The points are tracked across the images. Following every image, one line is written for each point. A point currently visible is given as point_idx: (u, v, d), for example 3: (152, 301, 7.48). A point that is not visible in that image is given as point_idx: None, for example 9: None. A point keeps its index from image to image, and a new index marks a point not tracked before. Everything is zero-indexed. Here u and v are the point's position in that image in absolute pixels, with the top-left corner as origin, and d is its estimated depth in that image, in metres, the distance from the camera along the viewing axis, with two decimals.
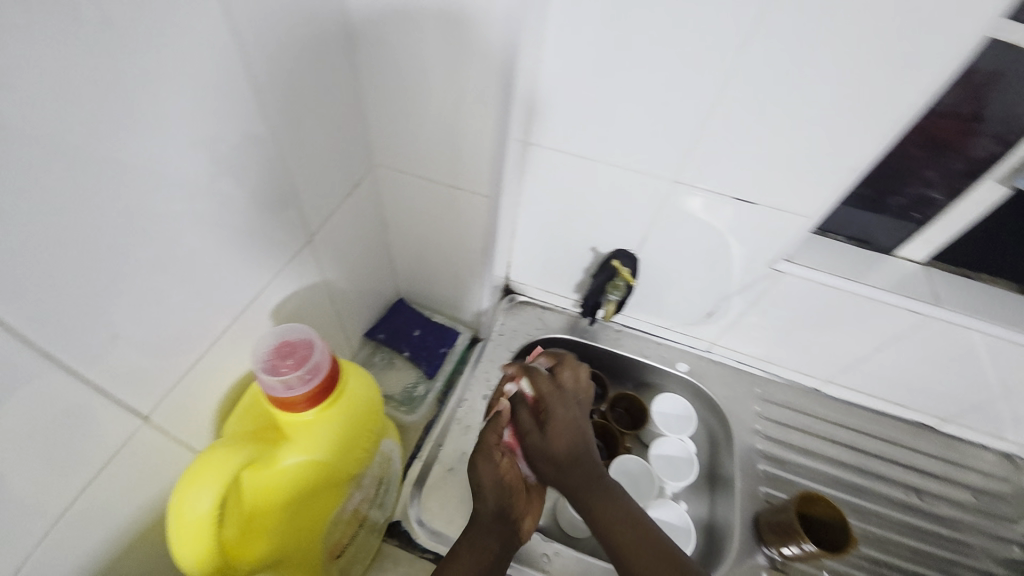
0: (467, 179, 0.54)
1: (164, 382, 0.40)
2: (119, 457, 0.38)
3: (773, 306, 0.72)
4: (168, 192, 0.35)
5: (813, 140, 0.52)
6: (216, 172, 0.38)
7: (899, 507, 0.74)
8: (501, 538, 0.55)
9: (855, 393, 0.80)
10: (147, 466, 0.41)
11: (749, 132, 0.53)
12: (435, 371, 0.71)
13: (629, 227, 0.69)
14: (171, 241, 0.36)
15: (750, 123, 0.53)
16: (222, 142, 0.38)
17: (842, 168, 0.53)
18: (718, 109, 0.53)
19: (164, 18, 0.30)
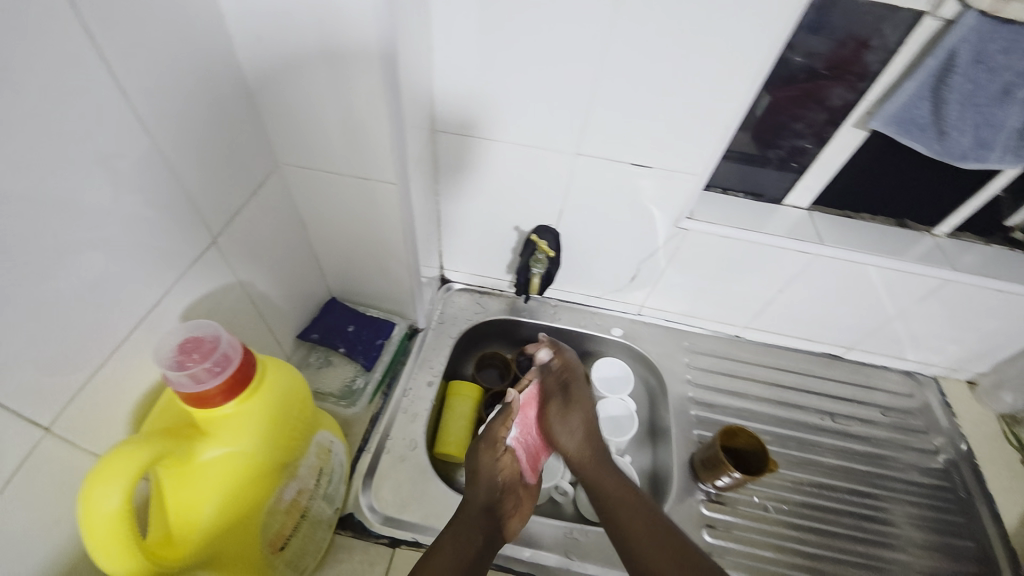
0: (374, 167, 0.55)
1: (66, 392, 0.39)
2: (24, 471, 0.36)
3: (688, 262, 0.78)
4: (59, 202, 0.34)
5: (695, 103, 0.57)
6: (104, 176, 0.38)
7: (817, 430, 0.82)
8: (485, 531, 0.56)
9: (770, 334, 0.88)
10: (59, 480, 0.39)
11: (638, 99, 0.57)
12: (373, 363, 0.72)
13: (545, 203, 0.73)
14: (69, 250, 0.36)
15: (638, 89, 0.56)
16: (105, 144, 0.37)
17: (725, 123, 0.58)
18: (605, 80, 0.56)
19: (22, 17, 0.30)
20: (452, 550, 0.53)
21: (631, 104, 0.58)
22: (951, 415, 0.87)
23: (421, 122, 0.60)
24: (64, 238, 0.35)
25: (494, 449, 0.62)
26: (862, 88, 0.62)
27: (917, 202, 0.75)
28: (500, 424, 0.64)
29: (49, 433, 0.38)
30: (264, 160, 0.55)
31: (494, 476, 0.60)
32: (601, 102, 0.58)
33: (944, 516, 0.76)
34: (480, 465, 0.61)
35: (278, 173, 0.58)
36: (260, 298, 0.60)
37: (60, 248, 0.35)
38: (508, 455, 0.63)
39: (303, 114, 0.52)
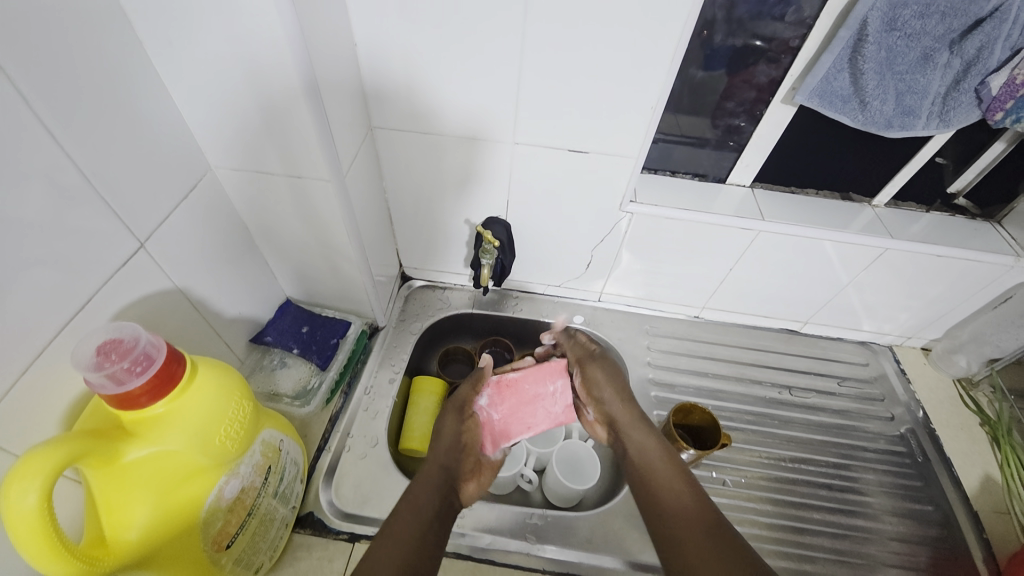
0: (305, 165, 0.55)
1: None
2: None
3: (639, 244, 0.79)
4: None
5: (623, 85, 0.59)
6: (28, 179, 0.38)
7: (774, 404, 0.83)
8: (440, 496, 0.54)
9: (726, 313, 0.90)
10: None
11: (569, 80, 0.59)
12: (328, 362, 0.72)
13: (492, 194, 0.74)
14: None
15: (568, 72, 0.58)
16: (34, 147, 0.38)
17: (656, 99, 0.59)
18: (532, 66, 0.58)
19: None
20: (411, 514, 0.50)
21: (561, 90, 0.60)
22: (907, 382, 0.88)
23: (354, 118, 0.61)
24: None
25: (459, 412, 0.66)
26: (786, 64, 0.64)
27: (855, 174, 0.77)
28: (468, 390, 0.69)
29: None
30: (196, 162, 0.55)
31: (454, 437, 0.63)
32: (528, 88, 0.60)
33: (905, 482, 0.77)
34: (445, 428, 0.64)
35: (211, 176, 0.58)
36: (203, 303, 0.59)
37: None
38: (472, 420, 0.67)
39: (229, 118, 0.52)
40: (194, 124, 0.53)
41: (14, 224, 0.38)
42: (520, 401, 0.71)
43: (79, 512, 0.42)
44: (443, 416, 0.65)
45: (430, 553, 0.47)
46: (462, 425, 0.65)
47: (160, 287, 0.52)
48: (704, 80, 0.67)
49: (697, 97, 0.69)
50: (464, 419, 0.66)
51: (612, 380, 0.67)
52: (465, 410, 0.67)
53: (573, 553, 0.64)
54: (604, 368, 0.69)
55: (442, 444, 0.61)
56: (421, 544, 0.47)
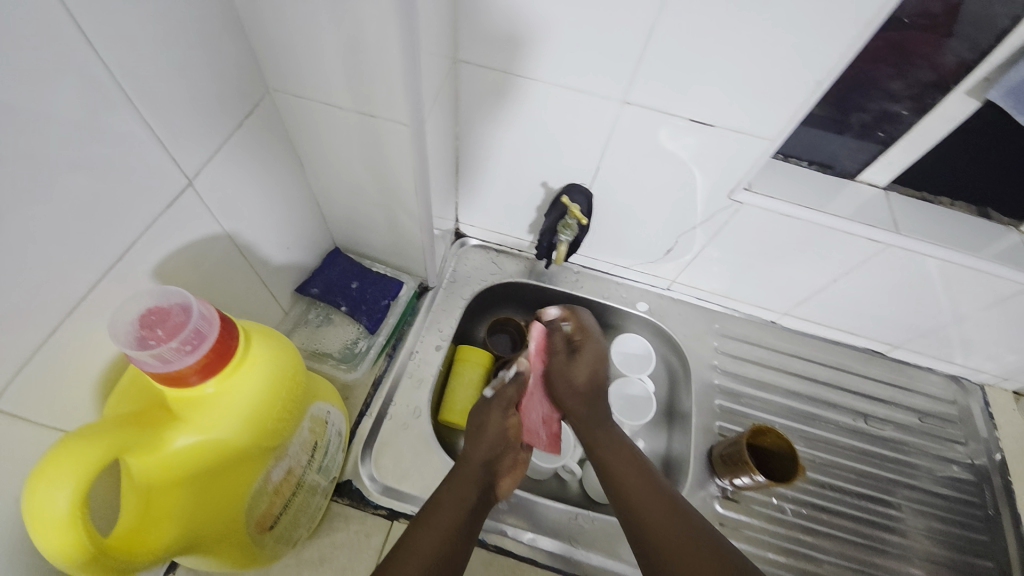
0: (384, 103, 0.45)
1: (7, 364, 0.32)
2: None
3: (736, 238, 0.69)
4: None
5: (783, 49, 0.46)
6: (59, 95, 0.30)
7: (846, 431, 0.76)
8: (478, 489, 0.54)
9: (809, 324, 0.81)
10: (9, 463, 0.33)
11: (718, 35, 0.47)
12: (378, 326, 0.66)
13: (582, 158, 0.64)
14: (7, 187, 0.29)
15: (716, 28, 0.46)
16: (73, 53, 0.30)
17: (815, 77, 0.48)
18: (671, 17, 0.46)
19: None
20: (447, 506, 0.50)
21: (698, 46, 0.48)
22: (992, 426, 0.80)
23: (443, 49, 0.50)
24: (4, 172, 0.28)
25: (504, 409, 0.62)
26: (987, 46, 0.51)
27: (1016, 188, 0.64)
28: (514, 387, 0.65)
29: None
30: (254, 82, 0.46)
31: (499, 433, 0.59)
32: (659, 41, 0.48)
33: (969, 534, 0.72)
34: (489, 424, 0.60)
35: (270, 101, 0.49)
36: (250, 250, 0.53)
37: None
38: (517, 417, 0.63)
39: (296, 29, 0.41)
40: (254, 37, 0.43)
41: (39, 150, 0.30)
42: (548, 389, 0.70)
43: (113, 494, 0.37)
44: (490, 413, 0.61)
45: (460, 550, 0.48)
46: (506, 422, 0.61)
47: (208, 232, 0.45)
48: (872, 50, 0.54)
49: (855, 72, 0.56)
50: (509, 416, 0.62)
51: (583, 366, 0.65)
52: (510, 407, 0.63)
53: (614, 563, 0.61)
54: (591, 357, 0.66)
55: (487, 439, 0.58)
56: (456, 540, 0.48)
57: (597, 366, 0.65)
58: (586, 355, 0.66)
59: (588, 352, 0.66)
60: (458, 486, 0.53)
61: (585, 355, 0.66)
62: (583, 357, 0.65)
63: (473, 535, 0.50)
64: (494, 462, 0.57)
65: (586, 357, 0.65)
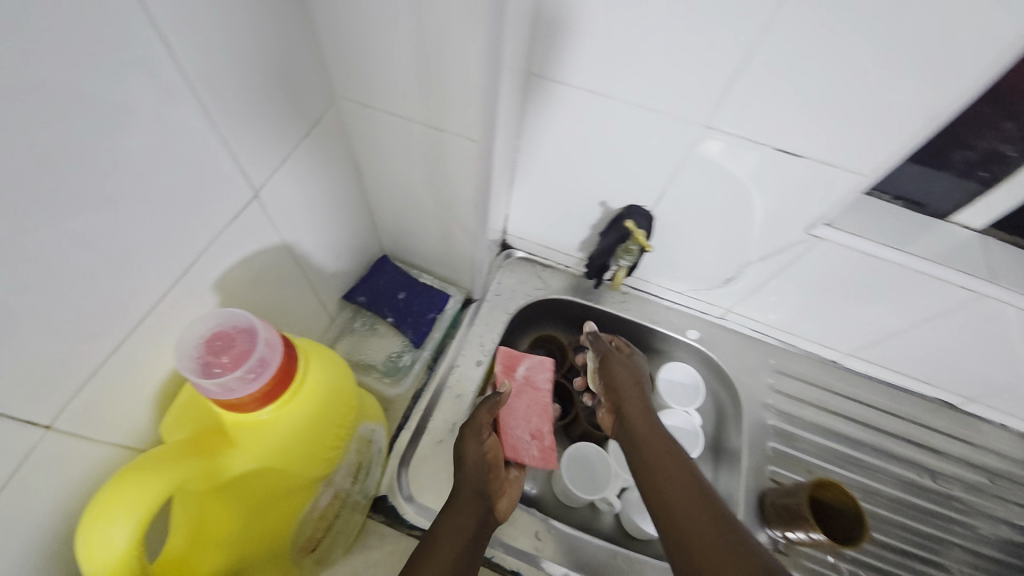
0: (454, 119, 0.43)
1: (77, 377, 0.32)
2: (17, 475, 0.30)
3: (804, 274, 0.64)
4: (79, 135, 0.27)
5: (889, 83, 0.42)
6: (141, 113, 0.30)
7: (910, 489, 0.71)
8: (476, 517, 0.51)
9: (874, 367, 0.75)
10: (69, 474, 0.34)
11: (816, 64, 0.43)
12: (423, 340, 0.64)
13: (648, 180, 0.60)
14: (89, 204, 0.29)
15: (814, 58, 0.43)
16: (157, 71, 0.30)
17: (921, 114, 0.44)
18: (762, 44, 0.43)
19: None
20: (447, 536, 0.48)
21: (790, 75, 0.44)
22: None
23: (516, 62, 0.47)
24: (83, 188, 0.28)
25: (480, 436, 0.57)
26: None
27: None
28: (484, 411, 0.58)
29: (51, 430, 0.32)
30: (322, 93, 0.45)
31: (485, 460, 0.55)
32: (747, 67, 0.45)
33: None
34: (467, 453, 0.55)
35: (335, 109, 0.47)
36: (306, 259, 0.52)
37: (69, 195, 0.28)
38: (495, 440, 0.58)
39: (370, 39, 0.39)
40: (326, 49, 0.42)
41: (117, 164, 0.30)
42: (531, 403, 0.66)
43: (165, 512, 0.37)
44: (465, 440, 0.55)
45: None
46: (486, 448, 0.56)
47: (267, 242, 0.45)
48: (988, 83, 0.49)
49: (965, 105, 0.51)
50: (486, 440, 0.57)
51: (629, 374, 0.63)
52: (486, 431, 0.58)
53: None
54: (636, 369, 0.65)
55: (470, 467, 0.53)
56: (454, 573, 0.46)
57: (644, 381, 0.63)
58: (632, 367, 0.65)
59: (635, 367, 0.65)
60: (458, 513, 0.50)
61: (633, 368, 0.64)
62: (631, 369, 0.64)
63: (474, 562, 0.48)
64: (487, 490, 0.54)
65: (634, 369, 0.64)
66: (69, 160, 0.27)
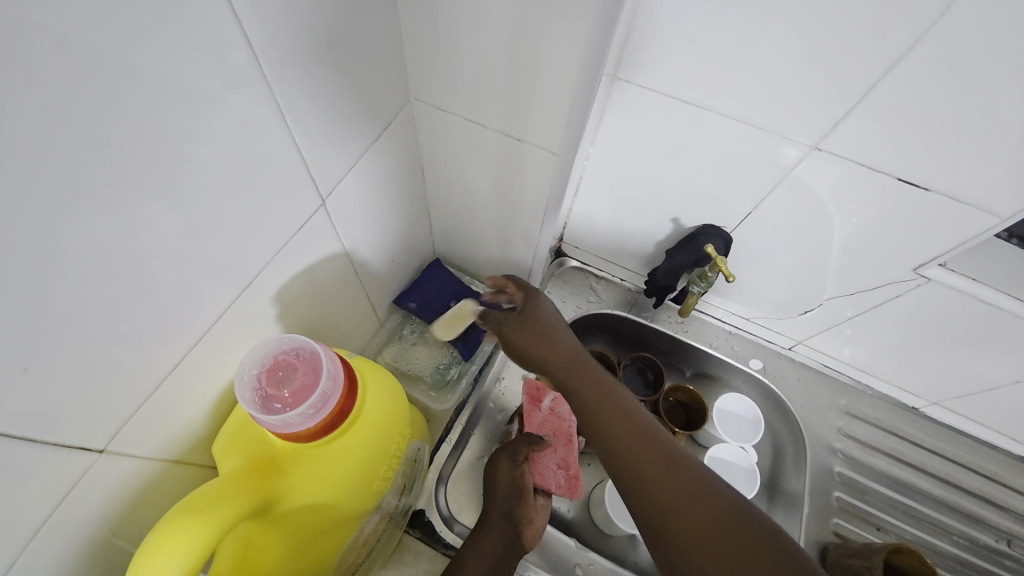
0: (535, 127, 0.40)
1: (147, 385, 0.32)
2: (71, 495, 0.30)
3: (895, 313, 0.58)
4: (157, 145, 0.26)
5: None
6: (222, 114, 0.28)
7: (979, 553, 0.63)
8: (504, 540, 0.48)
9: (962, 419, 0.67)
10: (131, 477, 0.34)
11: (959, 86, 0.37)
12: (472, 354, 0.61)
13: (731, 200, 0.55)
14: (167, 207, 0.28)
15: (959, 80, 0.37)
16: (242, 72, 0.28)
17: None
18: (897, 66, 0.38)
19: None
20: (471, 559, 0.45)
21: (923, 97, 0.39)
22: None
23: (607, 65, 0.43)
24: (157, 199, 0.27)
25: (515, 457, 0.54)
26: None
27: None
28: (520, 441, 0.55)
29: (105, 454, 0.31)
30: (396, 92, 0.42)
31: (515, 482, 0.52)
32: (871, 87, 0.40)
33: None
34: (498, 475, 0.52)
35: (407, 110, 0.45)
36: (361, 261, 0.50)
37: (149, 198, 0.27)
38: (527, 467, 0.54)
39: (455, 42, 0.37)
40: (408, 49, 0.40)
41: (193, 172, 0.28)
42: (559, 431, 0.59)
43: None
44: (495, 464, 0.53)
45: None
46: (518, 471, 0.53)
47: (324, 245, 0.43)
48: None
49: None
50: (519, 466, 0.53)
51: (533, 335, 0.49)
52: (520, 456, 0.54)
53: None
54: (543, 322, 0.50)
55: (501, 490, 0.51)
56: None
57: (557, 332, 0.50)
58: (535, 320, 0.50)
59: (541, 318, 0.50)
60: (484, 535, 0.47)
61: (533, 327, 0.49)
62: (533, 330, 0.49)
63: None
64: (518, 513, 0.51)
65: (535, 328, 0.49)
66: (144, 172, 0.26)
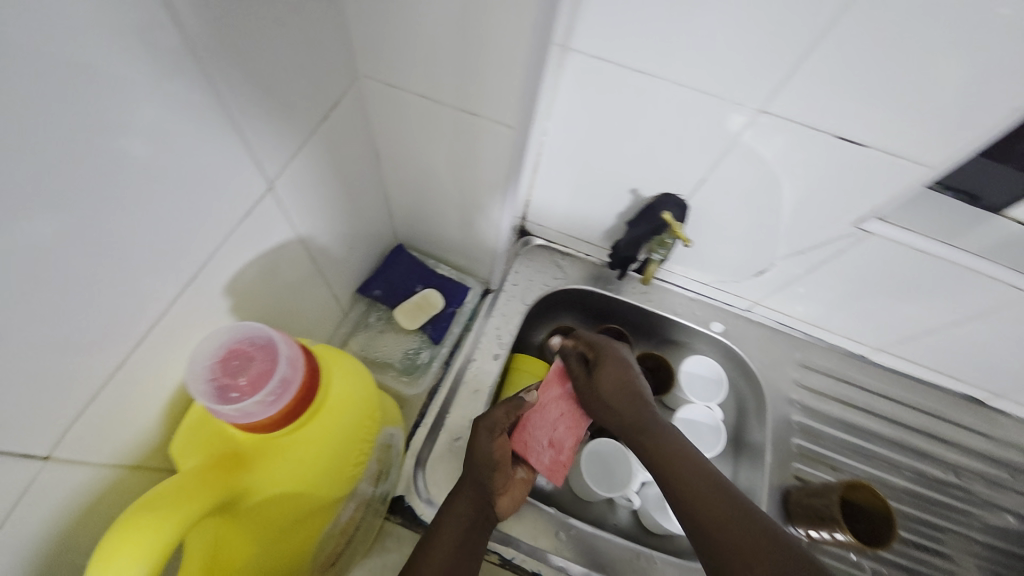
0: (490, 100, 0.39)
1: (91, 387, 0.30)
2: (18, 509, 0.28)
3: (841, 268, 0.61)
4: (80, 131, 0.24)
5: (973, 73, 0.39)
6: (152, 98, 0.26)
7: (930, 484, 0.69)
8: (475, 507, 0.49)
9: (905, 363, 0.73)
10: (83, 486, 0.32)
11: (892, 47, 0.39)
12: (441, 336, 0.63)
13: (686, 168, 0.56)
14: (99, 199, 0.26)
15: (891, 41, 0.39)
16: (171, 52, 0.26)
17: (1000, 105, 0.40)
18: (834, 30, 0.39)
19: None
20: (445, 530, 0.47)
21: (859, 59, 0.41)
22: None
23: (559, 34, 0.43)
24: (85, 190, 0.25)
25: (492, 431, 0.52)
26: None
27: None
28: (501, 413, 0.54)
29: (50, 461, 0.29)
30: (341, 70, 0.40)
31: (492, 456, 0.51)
32: (811, 50, 0.41)
33: None
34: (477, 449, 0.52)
35: (355, 88, 0.43)
36: (317, 249, 0.49)
37: (78, 191, 0.25)
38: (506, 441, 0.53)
39: (401, 14, 0.35)
40: (352, 24, 0.38)
41: (124, 160, 0.26)
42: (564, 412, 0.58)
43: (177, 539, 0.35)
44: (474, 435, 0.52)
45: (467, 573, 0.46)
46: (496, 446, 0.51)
47: (274, 233, 0.41)
48: None
49: None
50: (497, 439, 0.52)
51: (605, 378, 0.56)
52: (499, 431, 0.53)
53: None
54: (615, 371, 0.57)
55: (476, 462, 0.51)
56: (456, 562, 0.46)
57: (623, 380, 0.56)
58: (607, 368, 0.57)
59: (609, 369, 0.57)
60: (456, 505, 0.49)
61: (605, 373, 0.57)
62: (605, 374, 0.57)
63: (478, 551, 0.48)
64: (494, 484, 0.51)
65: (607, 375, 0.56)
66: (63, 163, 0.24)
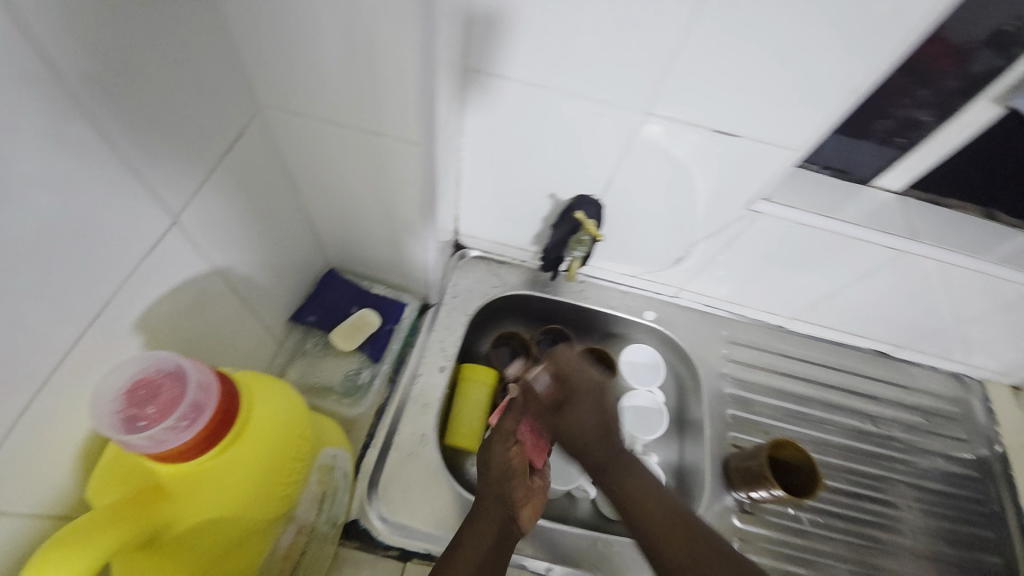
0: (391, 119, 0.41)
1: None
2: None
3: (746, 247, 0.67)
4: None
5: (810, 66, 0.45)
6: (34, 141, 0.27)
7: (854, 435, 0.76)
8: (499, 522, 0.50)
9: (819, 327, 0.80)
10: None
11: (741, 48, 0.45)
12: (381, 353, 0.63)
13: (593, 169, 0.60)
14: None
15: (739, 43, 0.45)
16: (50, 96, 0.27)
17: (839, 91, 0.47)
18: (690, 37, 0.45)
19: None
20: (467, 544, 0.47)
21: (717, 61, 0.46)
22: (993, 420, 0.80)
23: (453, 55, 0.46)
24: None
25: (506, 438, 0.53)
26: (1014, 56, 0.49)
27: None
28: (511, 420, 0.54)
29: None
30: (242, 103, 0.42)
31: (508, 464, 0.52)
32: (676, 56, 0.46)
33: (974, 531, 0.72)
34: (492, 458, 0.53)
35: (260, 120, 0.44)
36: (239, 280, 0.49)
37: None
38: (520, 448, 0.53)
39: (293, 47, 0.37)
40: (247, 59, 0.40)
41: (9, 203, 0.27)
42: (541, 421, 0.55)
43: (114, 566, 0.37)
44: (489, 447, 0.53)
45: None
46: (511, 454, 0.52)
47: (186, 266, 0.41)
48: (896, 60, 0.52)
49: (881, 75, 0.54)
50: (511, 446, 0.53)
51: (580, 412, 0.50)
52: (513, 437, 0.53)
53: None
54: (591, 401, 0.50)
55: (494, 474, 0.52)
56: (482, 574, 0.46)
57: (598, 414, 0.50)
58: (582, 401, 0.50)
59: (582, 404, 0.50)
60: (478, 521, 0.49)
61: (580, 405, 0.50)
62: (580, 406, 0.50)
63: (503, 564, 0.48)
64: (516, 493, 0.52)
65: (582, 406, 0.50)
66: None
